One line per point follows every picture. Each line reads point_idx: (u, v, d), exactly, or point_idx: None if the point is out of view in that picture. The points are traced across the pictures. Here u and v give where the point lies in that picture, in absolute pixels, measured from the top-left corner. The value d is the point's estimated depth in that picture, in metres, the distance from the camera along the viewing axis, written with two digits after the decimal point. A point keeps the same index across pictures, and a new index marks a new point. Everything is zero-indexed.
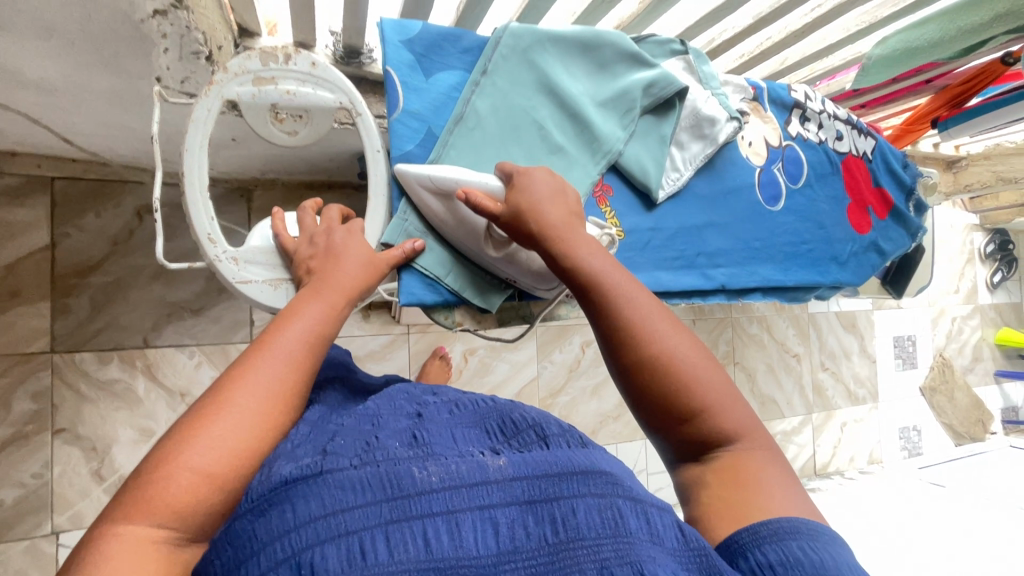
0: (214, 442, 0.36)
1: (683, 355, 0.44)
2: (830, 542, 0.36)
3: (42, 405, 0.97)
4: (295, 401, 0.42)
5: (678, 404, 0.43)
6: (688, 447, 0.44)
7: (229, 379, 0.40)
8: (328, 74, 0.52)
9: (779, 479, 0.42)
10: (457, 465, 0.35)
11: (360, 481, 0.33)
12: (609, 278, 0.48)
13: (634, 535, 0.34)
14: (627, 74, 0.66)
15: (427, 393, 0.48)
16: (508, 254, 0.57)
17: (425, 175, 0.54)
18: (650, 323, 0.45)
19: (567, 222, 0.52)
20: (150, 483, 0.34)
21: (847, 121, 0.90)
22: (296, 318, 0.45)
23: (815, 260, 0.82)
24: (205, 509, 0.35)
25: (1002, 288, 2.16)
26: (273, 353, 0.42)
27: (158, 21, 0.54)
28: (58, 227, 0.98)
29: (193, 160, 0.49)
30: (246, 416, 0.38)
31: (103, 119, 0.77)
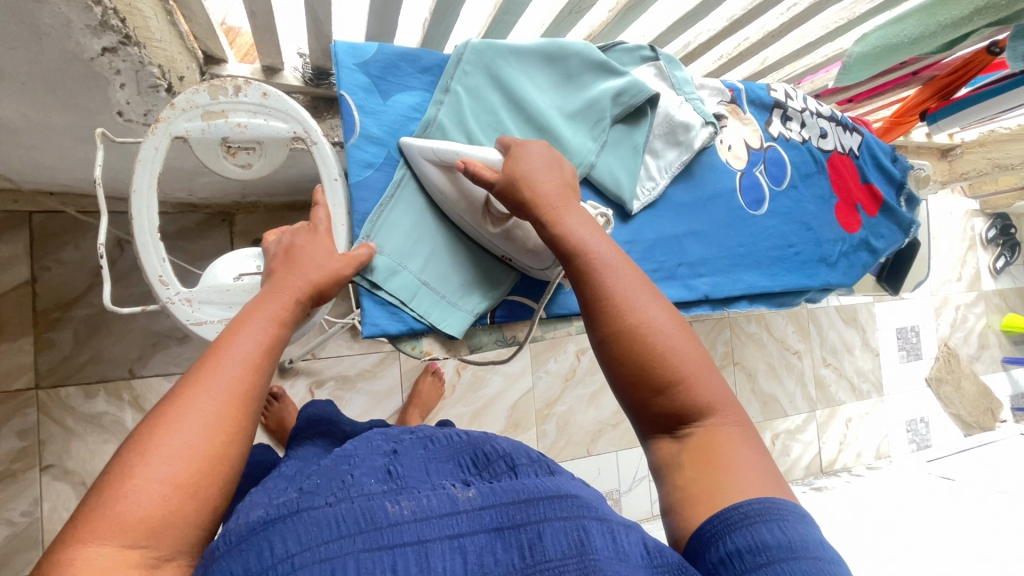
0: (136, 499, 0.32)
1: (662, 327, 0.43)
2: (800, 518, 0.35)
3: (29, 441, 0.96)
4: (234, 435, 0.38)
5: (654, 374, 0.41)
6: (662, 421, 0.42)
7: (155, 420, 0.36)
8: (280, 104, 0.51)
9: (753, 457, 0.40)
10: (428, 497, 0.34)
11: (334, 516, 0.32)
12: (594, 249, 0.46)
13: (600, 552, 0.33)
14: (595, 84, 0.64)
15: (406, 430, 0.46)
16: (506, 231, 0.55)
17: (429, 148, 0.54)
18: (630, 292, 0.44)
19: (559, 192, 0.50)
20: (108, 502, 0.32)
21: (830, 118, 0.88)
22: (241, 339, 0.42)
23: (803, 263, 0.80)
24: (173, 521, 0.33)
25: (1006, 273, 2.12)
26: (207, 384, 0.38)
27: (108, 59, 0.53)
28: (38, 262, 0.97)
29: (141, 201, 0.48)
30: (173, 461, 0.34)
31: (72, 152, 0.75)
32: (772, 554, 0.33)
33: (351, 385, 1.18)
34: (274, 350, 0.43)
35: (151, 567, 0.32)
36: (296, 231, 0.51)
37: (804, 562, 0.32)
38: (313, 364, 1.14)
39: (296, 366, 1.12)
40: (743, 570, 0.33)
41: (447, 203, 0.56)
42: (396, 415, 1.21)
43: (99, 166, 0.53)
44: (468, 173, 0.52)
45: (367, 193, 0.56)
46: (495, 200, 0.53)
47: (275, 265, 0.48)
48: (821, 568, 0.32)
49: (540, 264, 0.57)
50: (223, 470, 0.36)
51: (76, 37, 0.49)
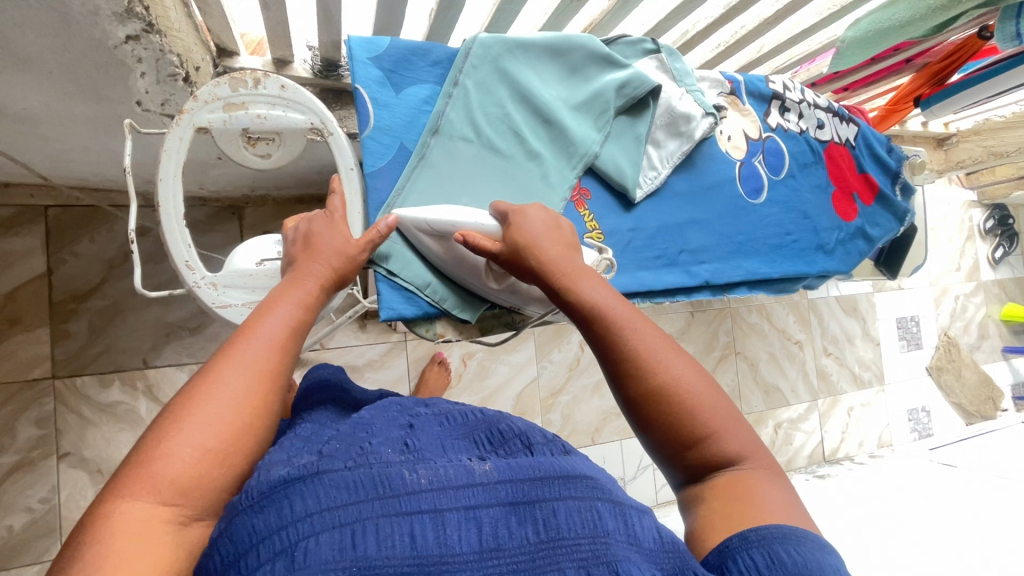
0: (172, 461, 0.35)
1: (686, 382, 0.44)
2: (820, 548, 0.36)
3: (46, 430, 0.98)
4: (263, 407, 0.40)
5: (683, 431, 0.43)
6: (697, 475, 0.44)
7: (190, 392, 0.39)
8: (298, 95, 0.53)
9: (776, 488, 0.42)
10: (445, 469, 0.36)
11: (353, 480, 0.34)
12: (613, 312, 0.47)
13: (612, 535, 0.35)
14: (599, 76, 0.66)
15: (420, 405, 0.48)
16: (509, 286, 0.58)
17: (422, 219, 0.55)
18: (652, 352, 0.45)
19: (563, 251, 0.51)
20: (146, 463, 0.35)
21: (828, 108, 0.89)
22: (270, 322, 0.44)
23: (802, 251, 0.82)
24: (204, 484, 0.36)
25: (1005, 263, 2.13)
26: (235, 361, 0.41)
27: (131, 47, 0.55)
28: (53, 254, 1.00)
29: (166, 188, 0.50)
30: (205, 429, 0.37)
31: (87, 145, 0.77)
32: (788, 572, 0.34)
33: (359, 375, 1.20)
34: (299, 332, 0.46)
35: (182, 525, 0.34)
36: (313, 219, 0.52)
37: None
38: (322, 354, 1.16)
39: (304, 356, 1.15)
40: None
41: (445, 265, 0.58)
42: None
43: (128, 154, 0.54)
44: (469, 246, 0.53)
45: (382, 182, 0.58)
46: (497, 265, 0.55)
47: (296, 251, 0.51)
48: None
49: (542, 308, 0.62)
50: (252, 438, 0.39)
51: (103, 25, 0.51)
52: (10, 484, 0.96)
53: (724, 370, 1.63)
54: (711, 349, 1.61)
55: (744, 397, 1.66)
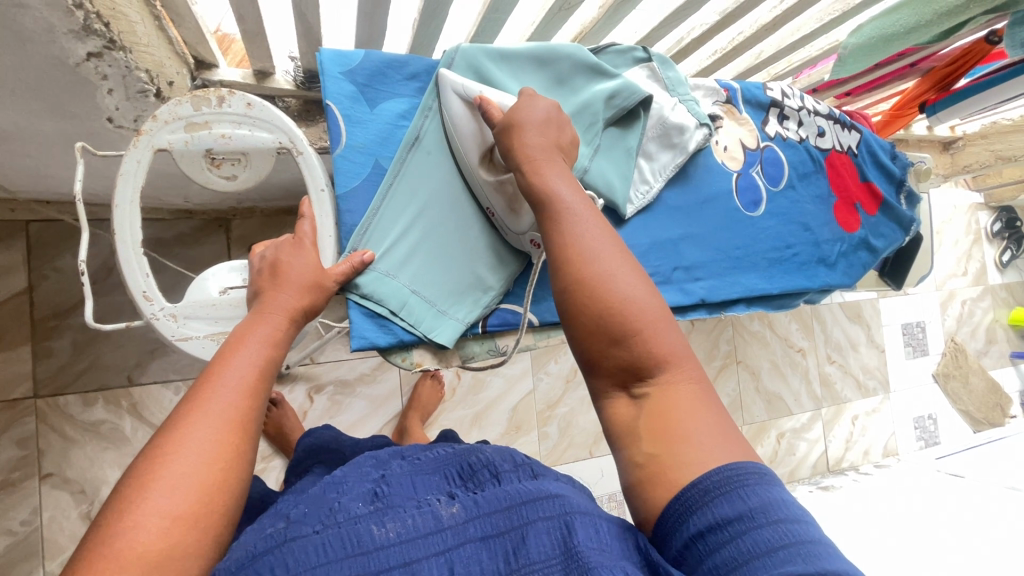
0: (136, 535, 0.32)
1: (623, 278, 0.42)
2: (762, 480, 0.35)
3: (28, 450, 0.96)
4: (235, 460, 0.38)
5: (613, 326, 0.41)
6: (617, 374, 0.42)
7: (152, 453, 0.36)
8: (264, 114, 0.50)
9: (709, 415, 0.40)
10: (413, 517, 0.35)
11: (322, 542, 0.33)
12: (562, 200, 0.46)
13: (582, 544, 0.33)
14: (587, 87, 0.63)
15: (396, 455, 0.47)
16: (498, 181, 0.55)
17: (455, 81, 0.55)
18: (593, 244, 0.44)
19: (546, 147, 0.50)
20: (108, 541, 0.32)
21: (828, 116, 0.86)
22: (236, 363, 0.42)
23: (802, 265, 0.79)
24: (177, 555, 0.33)
25: (1013, 267, 2.09)
26: (203, 411, 0.38)
27: (94, 64, 0.53)
28: (35, 270, 0.97)
29: (123, 215, 0.47)
30: (173, 493, 0.34)
31: (62, 160, 0.75)
32: (733, 527, 0.33)
33: (350, 389, 1.18)
34: (269, 371, 0.43)
35: None
36: (279, 246, 0.50)
37: (764, 527, 0.33)
38: (312, 369, 1.14)
39: (293, 371, 1.12)
40: (708, 550, 0.34)
41: (452, 134, 0.56)
42: (396, 419, 1.21)
43: (83, 180, 0.52)
44: (481, 107, 0.53)
45: (355, 203, 0.55)
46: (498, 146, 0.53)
47: (261, 282, 0.48)
48: (786, 529, 0.33)
49: (517, 228, 0.56)
50: (224, 497, 0.36)
51: (61, 42, 0.48)
52: None
53: (725, 379, 1.60)
54: (712, 358, 1.58)
55: (746, 407, 1.62)
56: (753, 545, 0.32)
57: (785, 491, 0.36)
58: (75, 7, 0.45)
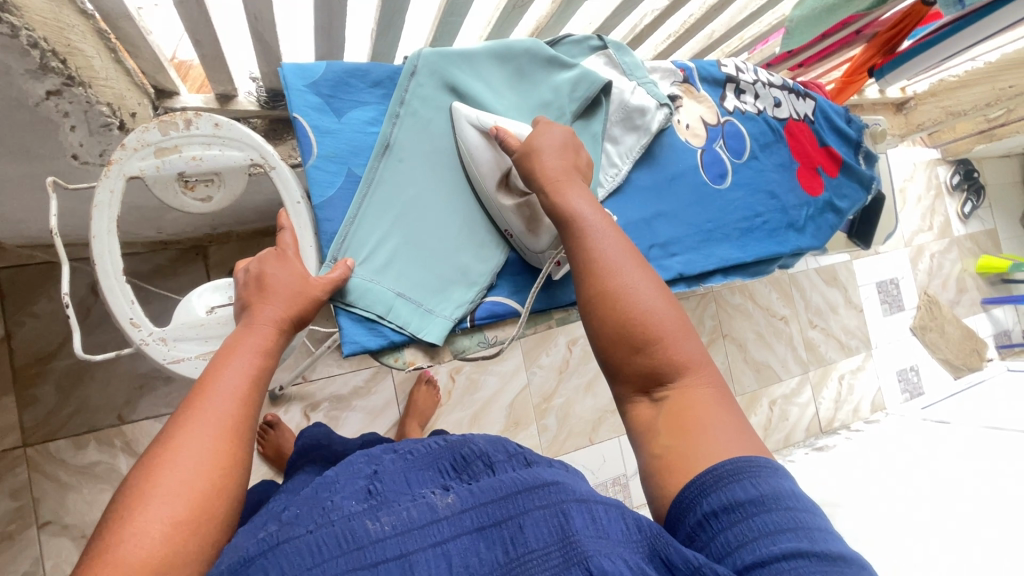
0: (139, 543, 0.33)
1: (644, 291, 0.47)
2: (774, 472, 0.38)
3: (22, 501, 0.94)
4: (231, 467, 0.39)
5: (638, 334, 0.45)
6: (639, 380, 0.46)
7: (150, 463, 0.37)
8: (233, 132, 0.50)
9: (726, 420, 0.43)
10: (408, 511, 0.37)
11: (316, 542, 0.34)
12: (586, 218, 0.51)
13: (579, 532, 0.36)
14: (548, 79, 0.66)
15: (388, 449, 0.49)
16: (519, 204, 0.59)
17: (469, 114, 0.58)
18: (617, 261, 0.48)
19: (565, 169, 0.54)
20: (107, 549, 0.33)
21: (783, 87, 0.90)
22: (228, 376, 0.43)
23: (772, 231, 0.82)
24: (179, 560, 0.34)
25: (975, 217, 2.17)
26: (198, 422, 0.40)
27: (54, 103, 0.53)
28: (10, 317, 0.96)
29: (102, 246, 0.47)
30: (172, 502, 0.36)
31: (30, 204, 0.74)
32: (744, 512, 0.36)
33: (346, 404, 1.18)
34: (261, 381, 0.45)
35: None
36: (264, 258, 0.50)
37: (774, 513, 0.35)
38: (305, 387, 1.14)
39: (287, 392, 1.12)
40: (719, 528, 0.36)
41: (470, 160, 0.59)
42: (394, 429, 1.21)
43: (55, 215, 0.51)
44: (498, 138, 0.56)
45: (333, 212, 0.56)
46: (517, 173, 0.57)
47: (249, 294, 0.49)
48: (793, 515, 0.35)
49: (535, 247, 0.60)
50: (221, 502, 0.38)
51: (19, 84, 0.48)
52: None
53: (714, 354, 1.63)
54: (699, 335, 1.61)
55: (736, 378, 1.66)
56: (763, 527, 0.35)
57: (796, 485, 0.39)
58: (31, 46, 0.45)
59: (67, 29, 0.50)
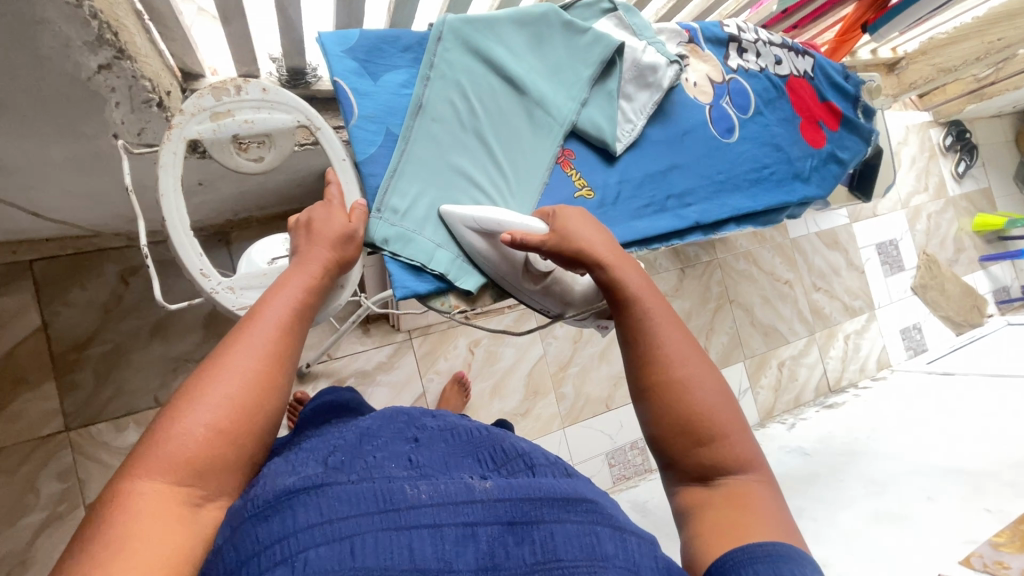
0: (182, 441, 0.38)
1: (706, 381, 0.49)
2: (816, 571, 0.39)
3: (69, 483, 0.98)
4: (271, 389, 0.43)
5: (701, 426, 0.47)
6: (697, 472, 0.48)
7: (200, 374, 0.42)
8: (280, 96, 0.54)
9: (778, 513, 0.45)
10: (447, 485, 0.39)
11: (356, 494, 0.36)
12: (648, 303, 0.53)
13: (609, 560, 0.37)
14: (565, 41, 0.69)
15: (427, 415, 0.51)
16: (544, 287, 0.63)
17: (469, 217, 0.58)
18: (682, 351, 0.50)
19: (613, 251, 0.56)
20: (157, 442, 0.38)
21: (782, 45, 0.93)
22: (274, 307, 0.46)
23: (779, 181, 0.85)
24: (215, 461, 0.39)
25: (969, 177, 2.21)
26: (242, 344, 0.43)
27: (104, 77, 0.56)
28: (47, 307, 0.99)
29: (170, 203, 0.51)
30: (215, 410, 0.40)
31: (67, 188, 0.76)
32: None
33: (371, 379, 1.21)
34: (303, 313, 0.48)
35: (194, 504, 0.37)
36: (313, 208, 0.54)
37: None
38: (331, 365, 1.18)
39: (314, 369, 1.16)
40: None
41: (489, 271, 0.61)
42: (418, 402, 1.25)
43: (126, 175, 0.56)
44: (516, 244, 0.56)
45: (376, 166, 0.59)
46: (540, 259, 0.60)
47: (297, 238, 0.52)
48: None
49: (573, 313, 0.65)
50: (257, 419, 0.42)
51: (75, 57, 0.52)
52: (41, 542, 0.95)
53: (722, 319, 1.67)
54: (707, 301, 1.65)
55: (744, 341, 1.70)
56: None
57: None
58: (91, 18, 0.48)
59: (115, 5, 0.53)
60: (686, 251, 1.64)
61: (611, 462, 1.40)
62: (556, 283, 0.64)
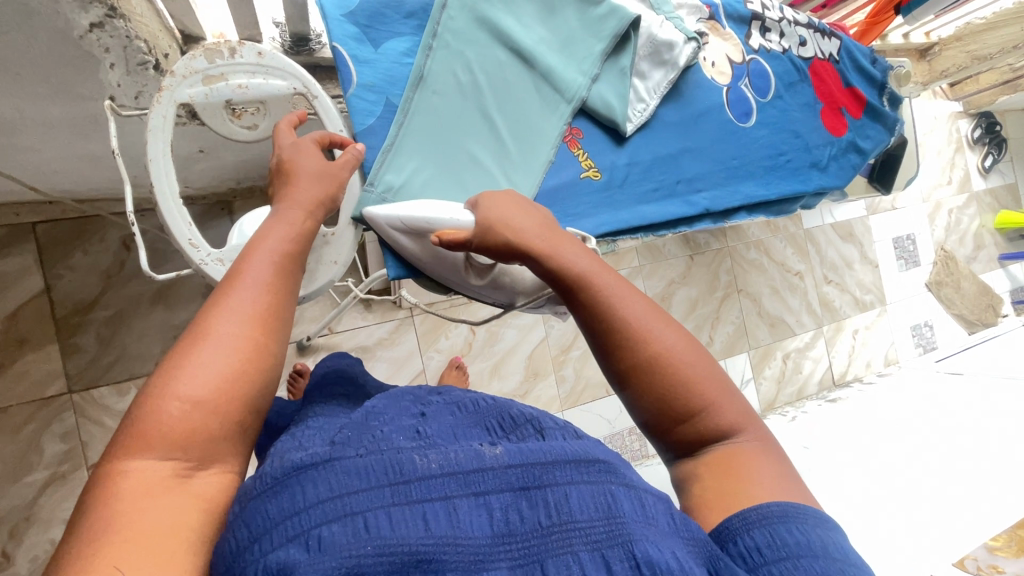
0: (164, 415, 0.37)
1: (680, 354, 0.45)
2: (819, 525, 0.39)
3: (71, 443, 0.99)
4: (255, 354, 0.42)
5: (678, 404, 0.44)
6: (683, 446, 0.45)
7: (178, 348, 0.40)
8: (277, 62, 0.54)
9: (773, 470, 0.44)
10: (456, 453, 0.37)
11: (365, 467, 0.35)
12: (601, 281, 0.47)
13: (627, 517, 0.37)
14: (577, 14, 0.66)
15: (433, 394, 0.50)
16: (492, 280, 0.60)
17: (396, 217, 0.55)
18: (645, 325, 0.46)
19: (544, 227, 0.51)
20: (140, 419, 0.37)
21: (808, 25, 0.88)
22: (249, 268, 0.45)
23: (795, 170, 0.82)
24: (201, 432, 0.38)
25: (995, 172, 2.14)
26: (219, 312, 0.42)
27: (96, 36, 0.54)
28: (49, 270, 0.99)
29: (159, 168, 0.50)
30: (198, 383, 0.39)
31: (66, 151, 0.75)
32: (790, 552, 0.37)
33: (371, 355, 1.21)
34: (282, 267, 0.47)
35: (186, 477, 0.37)
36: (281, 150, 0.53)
37: (821, 561, 0.36)
38: (332, 339, 1.18)
39: (314, 343, 1.16)
40: (762, 563, 0.37)
41: (423, 266, 0.59)
42: (417, 379, 1.25)
43: (114, 135, 0.55)
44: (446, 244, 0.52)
45: (373, 139, 0.58)
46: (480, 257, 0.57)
47: (274, 181, 0.52)
48: (837, 567, 0.36)
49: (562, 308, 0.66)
50: (244, 385, 0.40)
51: (66, 13, 0.50)
52: (44, 501, 0.97)
53: (729, 308, 1.65)
54: (715, 289, 1.63)
55: (750, 332, 1.68)
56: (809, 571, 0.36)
57: (840, 537, 0.39)
58: None
59: None
60: (696, 238, 1.61)
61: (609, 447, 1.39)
62: (505, 274, 0.60)
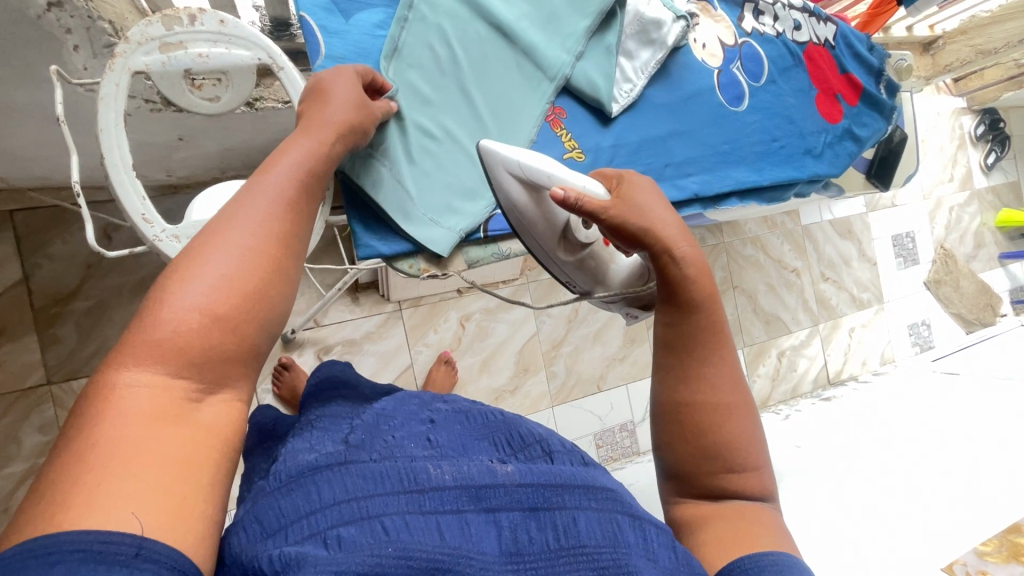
0: (175, 321, 0.32)
1: (744, 413, 0.48)
2: None
3: (51, 435, 0.98)
4: (274, 273, 0.37)
5: (731, 451, 0.46)
6: (703, 490, 0.47)
7: (189, 252, 0.35)
8: (239, 31, 0.52)
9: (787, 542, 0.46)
10: (468, 467, 0.37)
11: (379, 472, 0.35)
12: (706, 314, 0.49)
13: (631, 548, 0.36)
14: None
15: (439, 401, 0.48)
16: (579, 260, 0.61)
17: (515, 161, 0.53)
18: (722, 375, 0.48)
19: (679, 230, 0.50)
20: (146, 322, 0.32)
21: (804, 9, 0.85)
22: (272, 176, 0.40)
23: (789, 156, 0.80)
24: (214, 349, 0.33)
25: (997, 169, 2.11)
26: (240, 218, 0.37)
27: (56, 16, 0.52)
28: (27, 259, 0.97)
29: (110, 139, 0.48)
30: (211, 290, 0.33)
31: (38, 137, 0.73)
32: None
33: (358, 349, 1.19)
34: (307, 186, 0.42)
35: (195, 401, 0.32)
36: (323, 73, 0.49)
37: None
38: (319, 332, 1.16)
39: (299, 336, 1.14)
40: None
41: (525, 227, 0.58)
42: (405, 374, 1.24)
43: (59, 101, 0.51)
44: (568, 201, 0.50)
45: None
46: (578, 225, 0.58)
47: (308, 102, 0.47)
48: None
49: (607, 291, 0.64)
50: (264, 304, 0.36)
51: None
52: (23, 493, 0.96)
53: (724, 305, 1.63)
54: None
55: (745, 329, 1.66)
56: None
57: None
58: None
59: None
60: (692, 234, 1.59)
61: (599, 444, 1.38)
62: (591, 258, 0.62)
